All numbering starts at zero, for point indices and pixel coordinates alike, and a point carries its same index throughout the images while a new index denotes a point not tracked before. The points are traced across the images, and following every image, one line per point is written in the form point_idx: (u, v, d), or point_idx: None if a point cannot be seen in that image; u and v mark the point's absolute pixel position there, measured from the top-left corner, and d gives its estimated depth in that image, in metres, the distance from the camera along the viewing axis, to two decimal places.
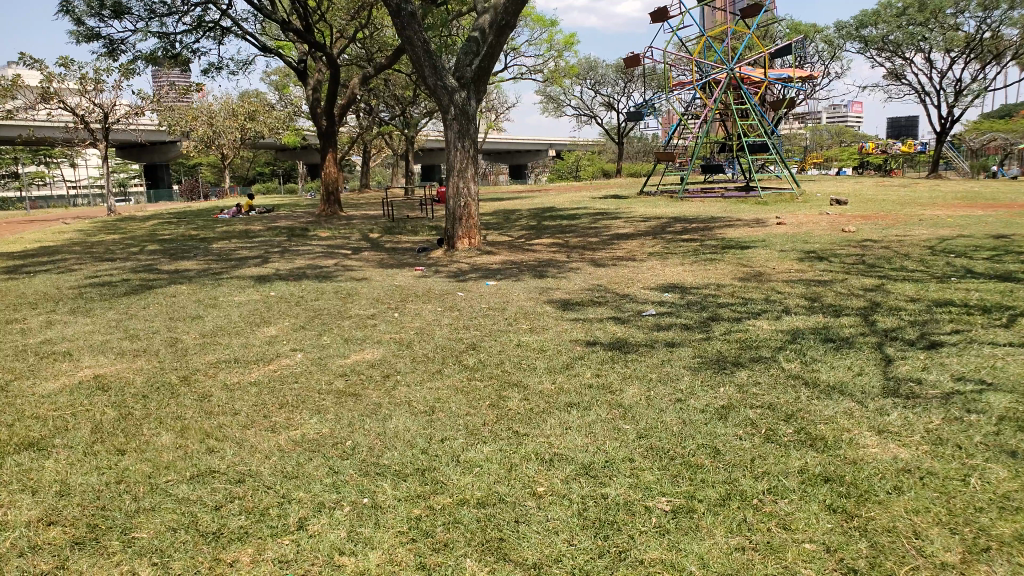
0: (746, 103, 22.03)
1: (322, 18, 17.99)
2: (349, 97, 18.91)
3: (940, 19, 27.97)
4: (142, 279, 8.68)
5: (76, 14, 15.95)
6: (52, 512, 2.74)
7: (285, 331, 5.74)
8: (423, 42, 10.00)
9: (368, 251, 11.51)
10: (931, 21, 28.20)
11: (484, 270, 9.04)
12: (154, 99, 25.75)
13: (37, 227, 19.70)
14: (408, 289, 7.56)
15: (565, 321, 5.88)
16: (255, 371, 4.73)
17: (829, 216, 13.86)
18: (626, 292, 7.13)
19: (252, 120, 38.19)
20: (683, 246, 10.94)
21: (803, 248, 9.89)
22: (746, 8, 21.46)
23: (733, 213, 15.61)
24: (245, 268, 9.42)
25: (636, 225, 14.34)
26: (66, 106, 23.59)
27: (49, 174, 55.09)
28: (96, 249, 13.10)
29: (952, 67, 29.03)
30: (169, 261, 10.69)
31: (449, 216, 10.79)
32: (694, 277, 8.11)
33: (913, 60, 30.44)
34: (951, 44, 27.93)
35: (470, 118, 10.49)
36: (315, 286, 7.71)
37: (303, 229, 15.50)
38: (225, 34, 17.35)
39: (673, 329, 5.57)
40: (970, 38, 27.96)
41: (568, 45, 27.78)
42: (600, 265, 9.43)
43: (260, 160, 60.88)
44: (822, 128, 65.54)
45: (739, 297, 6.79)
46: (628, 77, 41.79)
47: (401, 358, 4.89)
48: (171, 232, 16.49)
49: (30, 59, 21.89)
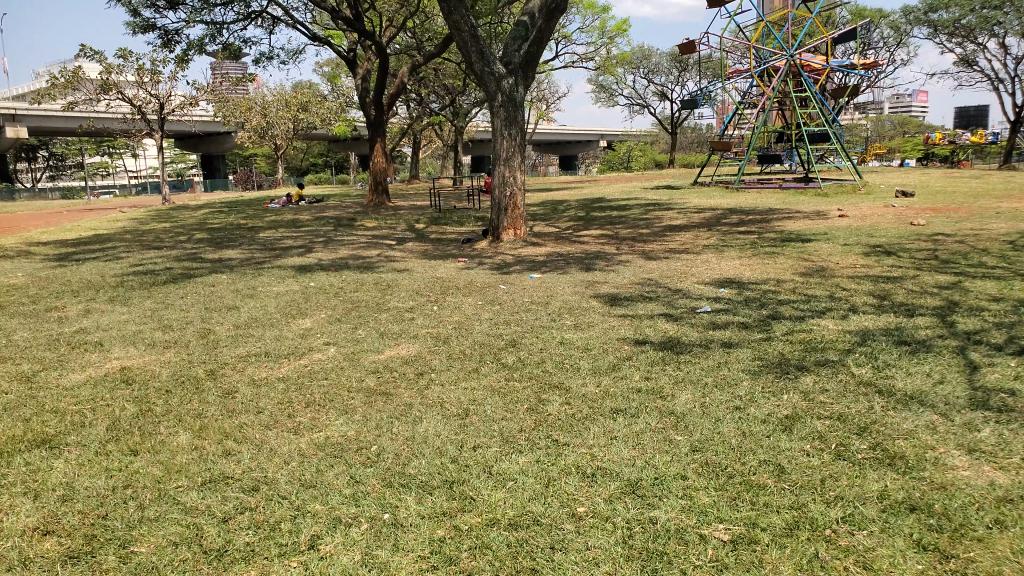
0: (806, 90, 21.06)
1: (372, 7, 17.90)
2: (398, 86, 18.77)
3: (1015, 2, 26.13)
4: (185, 268, 8.67)
5: (132, 6, 16.28)
6: (48, 520, 2.58)
7: (320, 323, 5.57)
8: (471, 26, 9.73)
9: (412, 242, 11.34)
10: (1006, 5, 26.39)
11: (528, 262, 8.73)
12: (207, 90, 26.21)
13: (95, 216, 20.28)
14: (451, 280, 7.32)
15: (614, 317, 5.54)
16: (284, 366, 4.56)
17: (895, 208, 13.04)
18: (678, 287, 6.72)
19: (305, 111, 38.61)
20: (740, 239, 10.40)
21: (869, 242, 9.27)
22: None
23: (792, 205, 14.90)
24: (287, 258, 9.34)
25: (690, 216, 13.82)
26: (124, 97, 24.24)
27: (111, 165, 57.06)
28: (148, 237, 13.32)
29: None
30: (213, 249, 10.74)
31: (495, 207, 10.51)
32: (752, 271, 7.63)
33: (986, 46, 28.66)
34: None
35: (517, 105, 10.12)
36: (355, 277, 7.55)
37: (350, 219, 15.48)
38: (275, 23, 17.44)
39: (730, 328, 5.16)
40: None
41: (620, 32, 27.09)
42: (652, 257, 9.01)
43: (313, 151, 61.85)
44: (884, 119, 62.83)
45: (800, 294, 6.29)
46: (683, 65, 40.76)
47: (437, 355, 4.63)
48: (220, 221, 16.68)
49: (90, 50, 22.49)
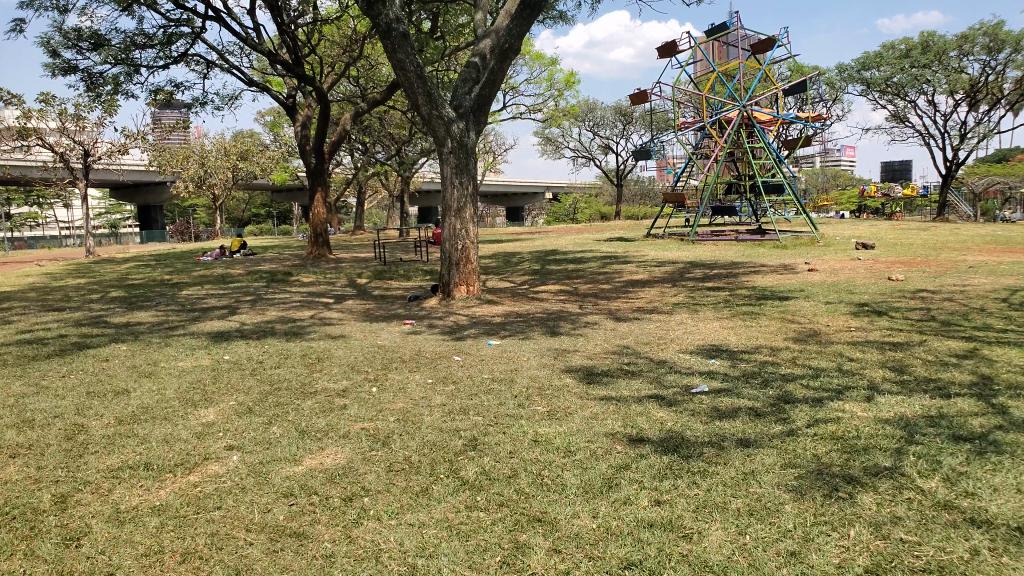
0: (758, 141, 21.05)
1: (312, 51, 17.06)
2: (341, 133, 17.82)
3: (944, 61, 27.39)
4: (81, 335, 7.32)
5: (50, 46, 15.01)
6: None
7: (225, 417, 4.34)
8: (417, 66, 8.86)
9: (354, 300, 10.20)
10: (935, 64, 27.60)
11: (483, 325, 7.69)
12: (139, 136, 24.65)
13: (3, 270, 18.41)
14: (393, 350, 6.22)
15: (593, 403, 4.52)
16: (166, 487, 3.30)
17: (862, 261, 12.59)
18: (661, 357, 5.80)
19: (245, 159, 37.41)
20: (713, 296, 9.66)
21: (851, 299, 8.63)
22: (760, 41, 20.60)
23: (755, 258, 14.41)
24: (205, 323, 8.05)
25: (652, 269, 13.15)
26: (45, 144, 22.43)
27: (39, 214, 54.03)
28: (53, 295, 11.76)
29: (957, 109, 28.24)
30: (123, 311, 9.33)
31: (445, 261, 9.46)
32: (738, 337, 6.79)
33: (916, 104, 29.72)
34: (956, 85, 27.21)
35: (468, 152, 9.28)
36: (280, 347, 6.35)
37: (286, 274, 14.25)
38: (210, 66, 16.44)
39: (739, 417, 4.23)
40: (974, 81, 27.15)
41: (568, 84, 26.94)
42: (622, 318, 8.10)
43: (255, 202, 60.00)
44: (819, 173, 65.18)
45: (804, 366, 5.45)
46: (627, 118, 41.36)
47: (372, 467, 3.48)
48: (142, 276, 15.18)
49: (7, 93, 20.78)
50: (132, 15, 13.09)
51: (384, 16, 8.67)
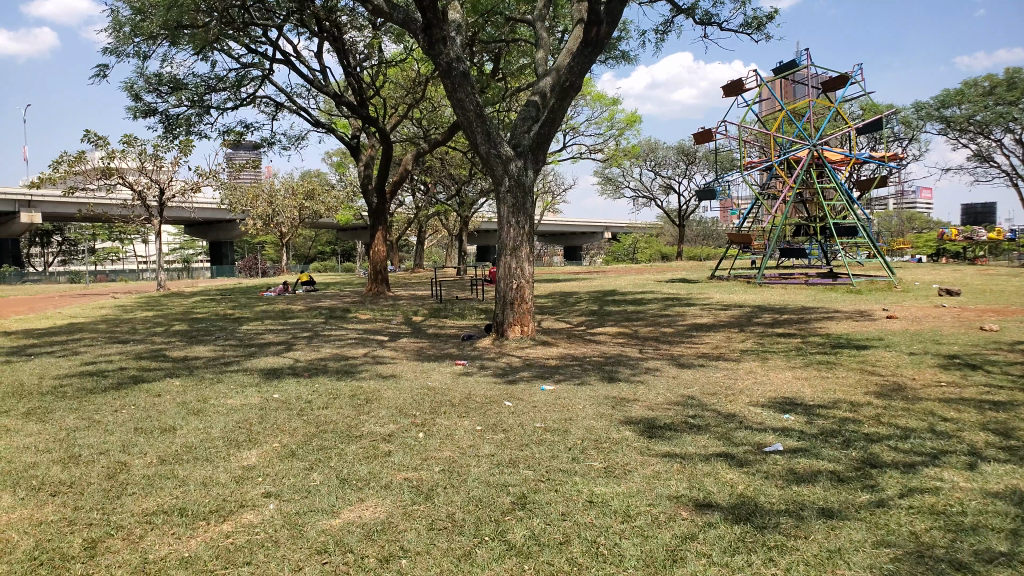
0: (830, 180, 20.26)
1: (377, 94, 17.53)
2: (402, 173, 18.10)
3: None
4: (140, 368, 7.42)
5: (133, 90, 15.92)
6: None
7: (267, 460, 4.17)
8: (476, 105, 8.86)
9: (408, 339, 10.12)
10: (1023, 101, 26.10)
11: (538, 367, 7.41)
12: (212, 175, 25.75)
13: (82, 302, 19.31)
14: (443, 393, 6.01)
15: (655, 462, 4.16)
16: (197, 537, 3.12)
17: (948, 309, 11.74)
18: (730, 411, 5.39)
19: (312, 199, 38.67)
20: (784, 344, 9.13)
21: (938, 351, 7.97)
22: (832, 79, 20.00)
23: (827, 303, 13.68)
24: (260, 359, 8.06)
25: (717, 313, 12.63)
26: (125, 182, 23.73)
27: (121, 249, 57.14)
28: (122, 327, 12.15)
29: None
30: (184, 345, 9.49)
31: (500, 300, 9.26)
32: (813, 389, 6.29)
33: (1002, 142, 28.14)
34: None
35: (526, 190, 9.14)
36: (329, 386, 6.24)
37: (345, 310, 14.37)
38: (279, 108, 17.10)
39: (820, 483, 3.80)
40: None
41: (630, 124, 26.79)
42: (685, 365, 7.68)
43: (321, 240, 61.86)
44: (891, 215, 62.68)
45: (891, 427, 4.93)
46: (691, 158, 40.88)
47: (412, 523, 3.22)
48: (207, 310, 15.60)
49: (95, 136, 22.09)
50: (207, 59, 13.73)
51: (445, 56, 8.74)
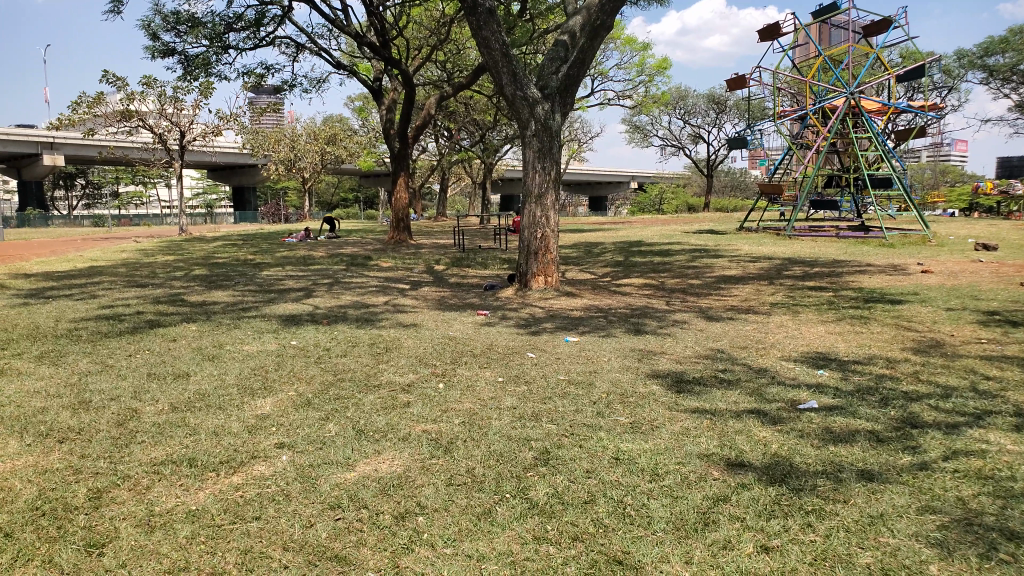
0: (867, 131, 19.41)
1: (400, 35, 16.97)
2: (425, 118, 17.66)
3: None
4: (159, 313, 7.37)
5: (152, 29, 15.57)
6: None
7: (281, 410, 4.08)
8: (502, 44, 8.46)
9: (428, 287, 9.99)
10: None
11: (561, 319, 7.22)
12: (232, 118, 25.45)
13: (105, 245, 19.41)
14: (464, 342, 5.86)
15: (684, 419, 3.99)
16: (206, 489, 3.04)
17: (986, 264, 11.30)
18: (761, 366, 5.19)
19: (333, 144, 38.17)
20: (814, 297, 8.85)
21: (977, 306, 7.64)
22: (874, 24, 18.96)
23: (860, 256, 13.26)
24: (279, 305, 7.97)
25: (745, 265, 12.31)
26: (146, 125, 23.59)
27: (146, 194, 57.46)
28: (143, 271, 12.14)
29: None
30: (203, 290, 9.44)
31: (524, 250, 9.04)
32: (847, 345, 6.02)
33: None
34: None
35: (553, 135, 8.79)
36: (348, 334, 6.13)
37: (366, 258, 14.27)
38: (300, 50, 16.66)
39: (858, 442, 3.55)
40: None
41: (660, 70, 25.85)
42: (713, 318, 7.44)
43: (344, 186, 61.54)
44: (925, 167, 60.78)
45: (930, 383, 4.68)
46: (720, 107, 39.64)
47: (430, 478, 3.11)
48: (228, 256, 15.58)
49: (115, 76, 21.83)
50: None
51: None
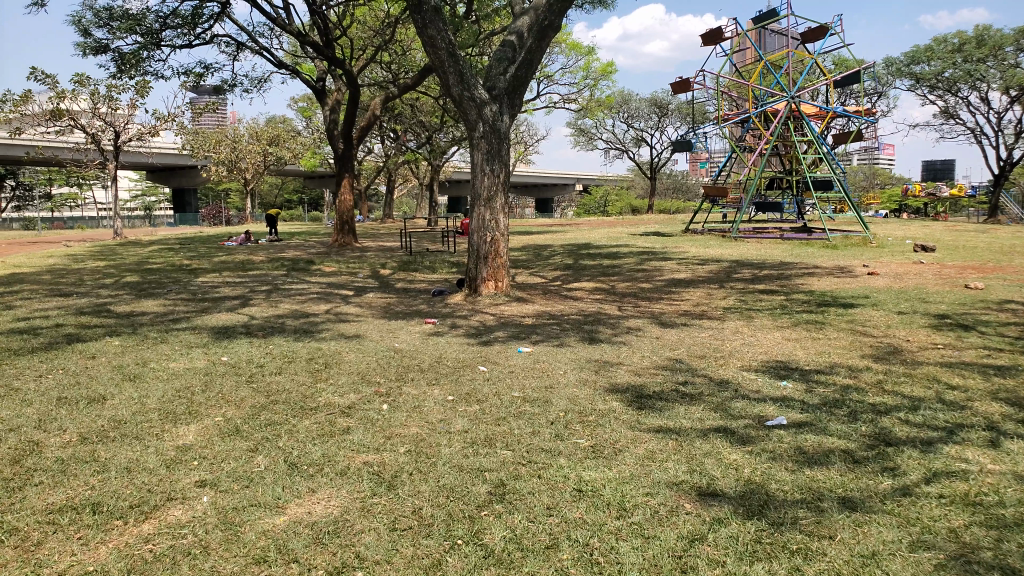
0: (809, 134, 19.71)
1: (343, 34, 16.40)
2: (369, 119, 17.11)
3: (999, 57, 25.53)
4: (77, 325, 6.72)
5: (81, 24, 14.60)
6: None
7: (205, 439, 3.60)
8: (448, 42, 8.11)
9: (374, 293, 9.52)
10: (990, 58, 25.77)
11: (514, 327, 6.89)
12: (170, 119, 24.25)
13: (28, 250, 18.14)
14: (411, 355, 5.47)
15: (650, 440, 3.70)
16: (109, 542, 2.59)
17: (926, 265, 11.54)
18: (723, 377, 4.98)
19: (276, 145, 37.21)
20: (767, 301, 8.78)
21: (925, 309, 7.68)
22: (812, 30, 19.33)
23: (805, 258, 13.39)
24: (211, 315, 7.38)
25: (694, 267, 12.26)
26: (78, 126, 22.18)
27: (77, 194, 54.65)
28: (66, 278, 11.27)
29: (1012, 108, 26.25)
30: (129, 299, 8.74)
31: (474, 254, 8.67)
32: (806, 352, 5.89)
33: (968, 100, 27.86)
34: (1011, 82, 25.28)
35: (502, 137, 8.47)
36: (285, 348, 5.65)
37: (308, 262, 13.66)
38: (241, 49, 15.92)
39: (834, 465, 3.35)
40: None
41: (605, 73, 25.87)
42: (669, 324, 7.24)
43: (289, 186, 59.89)
44: (858, 170, 63.08)
45: (895, 395, 4.54)
46: (663, 110, 40.10)
47: (372, 522, 2.73)
48: (162, 261, 14.70)
49: (41, 73, 20.49)
50: None
51: None
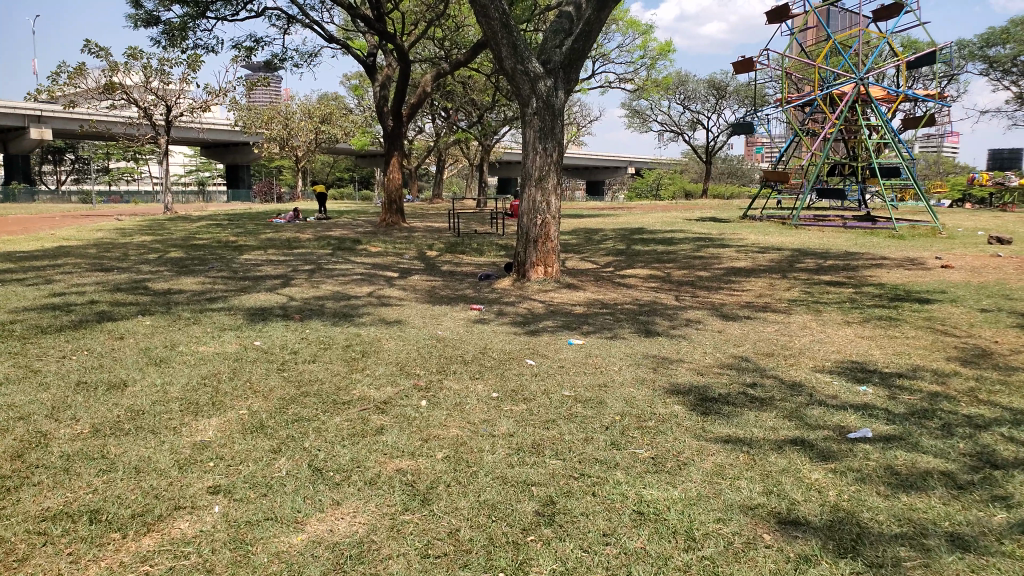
0: (879, 117, 18.51)
1: (395, 8, 16.04)
2: (420, 96, 16.78)
3: None
4: (117, 301, 6.60)
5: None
6: None
7: (225, 437, 3.33)
8: (502, 12, 7.67)
9: (418, 276, 9.23)
10: None
11: (561, 316, 6.47)
12: (220, 94, 24.38)
13: (84, 223, 18.50)
14: (453, 345, 5.14)
15: (718, 453, 3.27)
16: (105, 559, 2.32)
17: (1011, 259, 10.65)
18: (795, 380, 4.49)
19: (327, 123, 37.24)
20: (835, 294, 8.16)
21: (1018, 308, 6.96)
22: (885, 8, 18.13)
23: (874, 249, 12.57)
24: (250, 294, 7.19)
25: (753, 255, 11.62)
26: (130, 99, 22.49)
27: (138, 171, 56.18)
28: (116, 253, 11.33)
29: None
30: (172, 275, 8.65)
31: (522, 237, 8.27)
32: (885, 354, 5.33)
33: None
34: None
35: (556, 114, 8.01)
36: (322, 332, 5.39)
37: (353, 242, 13.49)
38: (292, 22, 15.76)
39: (935, 491, 2.86)
40: None
41: (663, 53, 24.97)
42: (729, 317, 6.72)
43: (339, 166, 60.52)
44: (923, 155, 60.03)
45: (996, 406, 3.97)
46: (722, 91, 38.78)
47: (400, 546, 2.40)
48: (210, 237, 14.75)
49: (96, 47, 20.77)
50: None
51: None
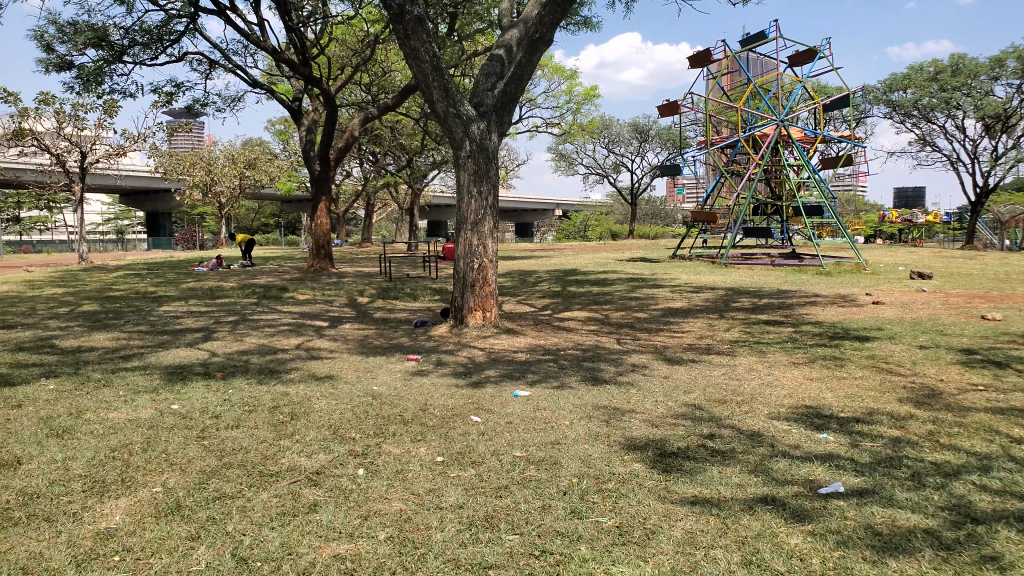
0: (800, 159, 19.33)
1: (321, 53, 15.79)
2: (347, 140, 16.48)
3: (973, 86, 25.66)
4: (12, 364, 5.91)
5: (43, 39, 13.86)
6: None
7: (135, 522, 2.83)
8: (432, 55, 7.52)
9: (352, 324, 8.79)
10: (965, 87, 25.84)
11: (505, 364, 6.20)
12: (139, 139, 23.37)
13: None
14: (392, 401, 4.78)
15: (691, 521, 3.03)
16: None
17: (930, 293, 11.13)
18: (753, 431, 4.35)
19: (253, 168, 36.43)
20: (774, 333, 8.23)
21: (948, 343, 7.16)
22: (802, 53, 19.17)
23: (801, 286, 12.92)
24: (167, 351, 6.61)
25: (688, 295, 11.75)
26: (41, 145, 21.26)
27: (48, 220, 53.09)
28: (19, 307, 10.40)
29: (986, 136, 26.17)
30: (79, 332, 7.92)
31: (459, 282, 7.99)
32: (833, 396, 5.29)
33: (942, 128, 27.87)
34: (985, 110, 25.19)
35: (490, 156, 7.87)
36: (248, 393, 4.92)
37: (281, 290, 12.89)
38: (213, 66, 15.27)
39: (922, 554, 2.70)
40: (1005, 107, 25.07)
41: (588, 97, 25.60)
42: (674, 360, 6.61)
43: (265, 212, 59.15)
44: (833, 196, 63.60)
45: (954, 450, 3.92)
46: (645, 135, 40.18)
47: None
48: (126, 288, 13.83)
49: (2, 91, 19.61)
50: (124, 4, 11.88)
51: None
